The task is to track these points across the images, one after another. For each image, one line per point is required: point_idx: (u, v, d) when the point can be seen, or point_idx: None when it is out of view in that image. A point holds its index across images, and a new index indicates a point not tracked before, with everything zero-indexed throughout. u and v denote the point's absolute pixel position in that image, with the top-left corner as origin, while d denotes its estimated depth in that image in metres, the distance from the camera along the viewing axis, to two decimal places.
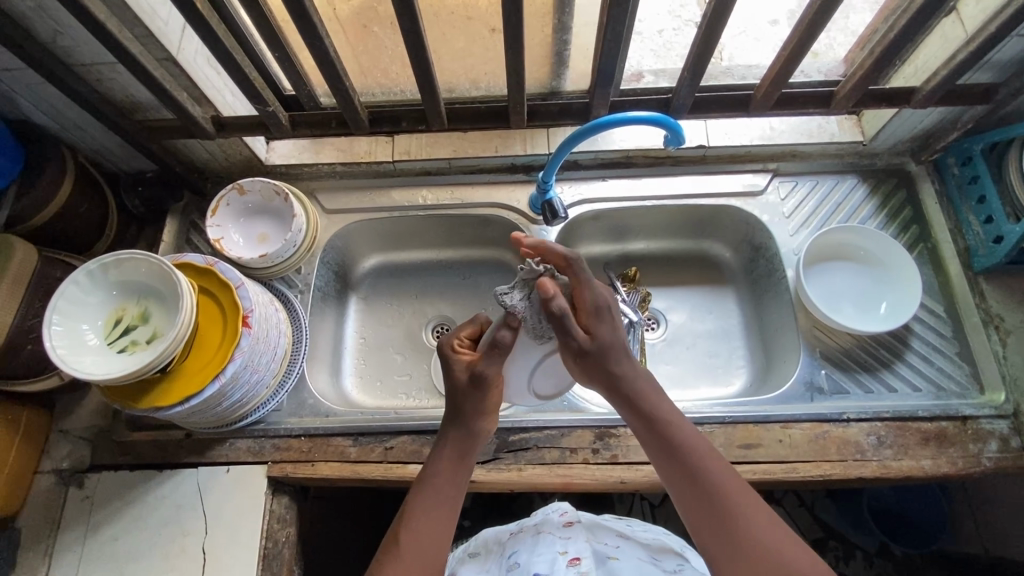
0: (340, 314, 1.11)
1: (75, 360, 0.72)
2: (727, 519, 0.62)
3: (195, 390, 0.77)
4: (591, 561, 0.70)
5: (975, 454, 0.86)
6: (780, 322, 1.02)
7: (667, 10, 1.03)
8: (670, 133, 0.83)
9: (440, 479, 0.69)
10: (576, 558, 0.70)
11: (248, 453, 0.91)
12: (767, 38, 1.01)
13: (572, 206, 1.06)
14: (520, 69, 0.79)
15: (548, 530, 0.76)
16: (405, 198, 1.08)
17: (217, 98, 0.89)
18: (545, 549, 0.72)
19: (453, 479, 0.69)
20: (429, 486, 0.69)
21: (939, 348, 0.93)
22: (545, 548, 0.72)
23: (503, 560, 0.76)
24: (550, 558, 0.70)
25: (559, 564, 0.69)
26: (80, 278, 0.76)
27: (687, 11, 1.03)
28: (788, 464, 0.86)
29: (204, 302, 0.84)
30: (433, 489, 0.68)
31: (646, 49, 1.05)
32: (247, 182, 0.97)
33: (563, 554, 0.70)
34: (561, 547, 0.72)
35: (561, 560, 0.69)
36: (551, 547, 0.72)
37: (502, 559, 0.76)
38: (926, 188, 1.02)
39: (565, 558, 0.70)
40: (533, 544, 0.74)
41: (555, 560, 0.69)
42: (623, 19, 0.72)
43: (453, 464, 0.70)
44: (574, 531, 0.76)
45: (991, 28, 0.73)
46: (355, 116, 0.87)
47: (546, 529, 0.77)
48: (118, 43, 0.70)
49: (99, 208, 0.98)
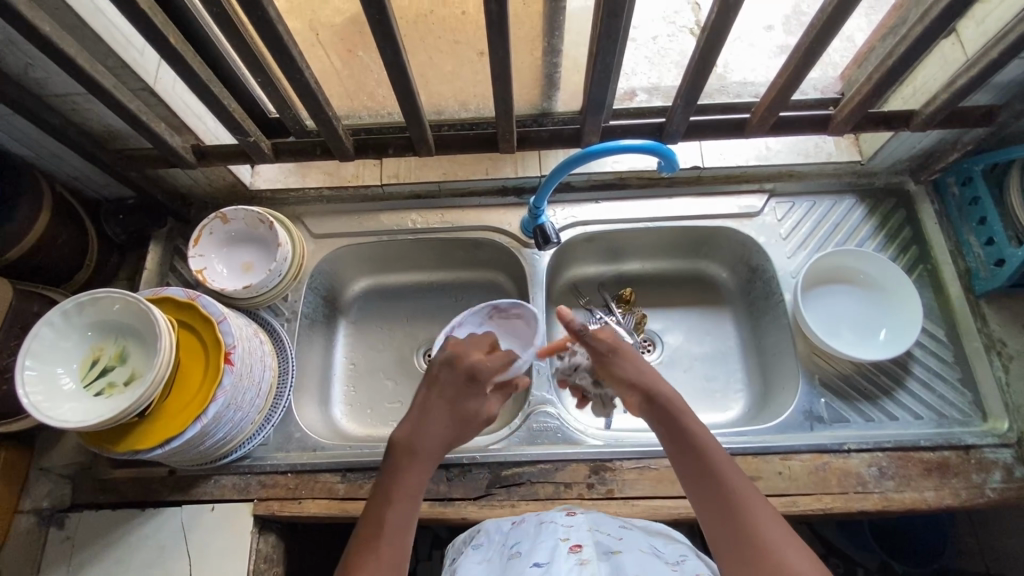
0: (329, 340, 1.09)
1: (51, 406, 0.70)
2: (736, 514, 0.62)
3: (175, 432, 0.75)
4: (591, 549, 0.67)
5: (978, 485, 0.84)
6: (778, 346, 0.99)
7: (661, 17, 1.09)
8: (663, 161, 0.81)
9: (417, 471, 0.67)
10: (577, 546, 0.68)
11: (234, 490, 0.89)
12: (761, 43, 1.03)
13: (564, 229, 1.04)
14: (507, 98, 0.76)
15: (551, 519, 0.75)
16: (394, 222, 1.06)
17: (197, 125, 0.86)
18: (546, 538, 0.71)
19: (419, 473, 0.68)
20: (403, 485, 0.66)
21: (940, 374, 0.91)
22: (547, 537, 0.71)
23: (504, 543, 0.74)
24: (551, 546, 0.68)
25: (559, 552, 0.67)
26: (55, 318, 0.73)
27: (680, 18, 1.09)
28: (788, 497, 0.83)
29: (186, 337, 0.81)
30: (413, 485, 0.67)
31: (641, 56, 1.06)
32: (230, 211, 0.94)
33: (564, 541, 0.69)
34: (563, 534, 0.71)
35: (562, 547, 0.68)
36: (552, 536, 0.71)
37: (502, 544, 0.74)
38: (925, 208, 1.00)
39: (566, 545, 0.68)
40: (536, 533, 0.72)
41: (556, 546, 0.68)
42: (613, 51, 0.68)
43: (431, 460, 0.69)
44: (576, 521, 0.74)
45: (993, 54, 0.71)
46: (339, 145, 0.84)
47: (551, 519, 0.76)
48: (91, 77, 0.67)
49: (79, 238, 0.95)
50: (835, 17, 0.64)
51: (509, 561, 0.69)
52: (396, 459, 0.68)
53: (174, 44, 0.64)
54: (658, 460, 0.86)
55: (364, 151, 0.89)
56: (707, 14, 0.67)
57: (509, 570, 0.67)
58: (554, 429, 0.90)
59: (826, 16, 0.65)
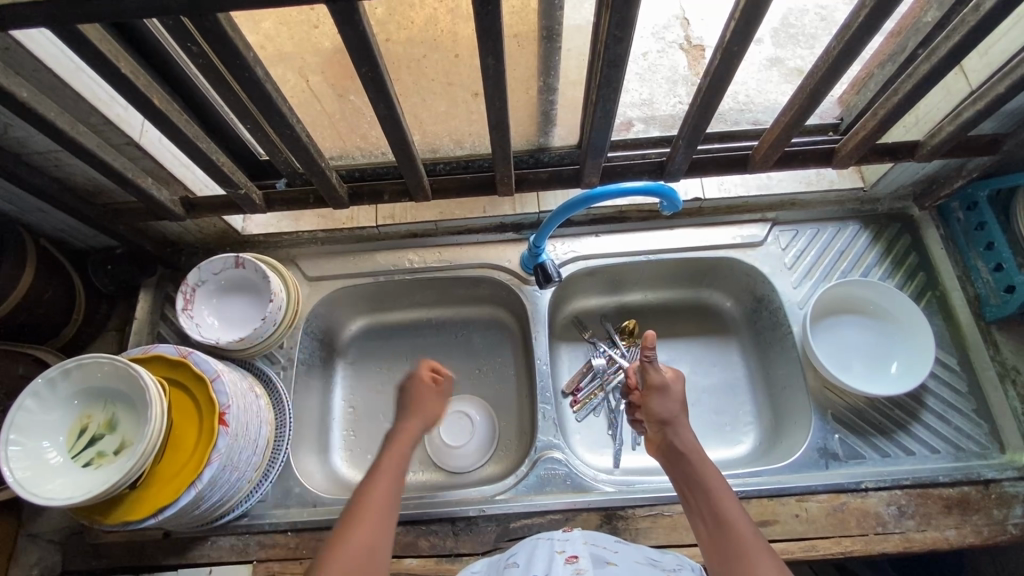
0: (327, 384, 1.06)
1: (37, 482, 0.67)
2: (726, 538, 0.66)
3: (168, 501, 0.71)
4: (588, 560, 0.65)
5: (1000, 522, 0.81)
6: (787, 378, 0.97)
7: (651, 34, 1.07)
8: (665, 201, 0.79)
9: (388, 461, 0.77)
10: (574, 556, 0.66)
11: (232, 551, 0.85)
12: (754, 56, 1.04)
13: (565, 264, 1.02)
14: (505, 145, 0.73)
15: (548, 535, 0.73)
16: (391, 261, 1.03)
17: (185, 176, 0.84)
18: (542, 551, 0.68)
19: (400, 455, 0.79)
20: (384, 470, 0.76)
21: (955, 406, 0.89)
22: (543, 551, 0.68)
23: (497, 561, 0.72)
24: (547, 557, 0.66)
25: (555, 561, 0.65)
26: (40, 388, 0.70)
27: (671, 34, 1.07)
28: (806, 542, 0.81)
29: (178, 397, 0.78)
30: (387, 474, 0.75)
31: (633, 73, 1.05)
32: (213, 261, 0.91)
33: (561, 553, 0.67)
34: (559, 546, 0.69)
35: (558, 558, 0.65)
36: (548, 548, 0.69)
37: (498, 560, 0.72)
38: (930, 233, 0.99)
39: (563, 556, 0.66)
40: (532, 547, 0.71)
41: (552, 558, 0.66)
42: (613, 99, 0.66)
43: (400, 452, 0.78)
44: (573, 534, 0.72)
45: (999, 88, 0.69)
46: (333, 195, 0.82)
47: (547, 535, 0.74)
48: (73, 139, 0.64)
49: (65, 293, 0.92)
50: (842, 57, 0.62)
51: (505, 572, 0.67)
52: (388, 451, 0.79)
53: (158, 105, 0.61)
54: (671, 506, 0.84)
55: (358, 198, 0.86)
56: (708, 62, 0.66)
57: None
58: (563, 476, 0.87)
59: (832, 58, 0.63)
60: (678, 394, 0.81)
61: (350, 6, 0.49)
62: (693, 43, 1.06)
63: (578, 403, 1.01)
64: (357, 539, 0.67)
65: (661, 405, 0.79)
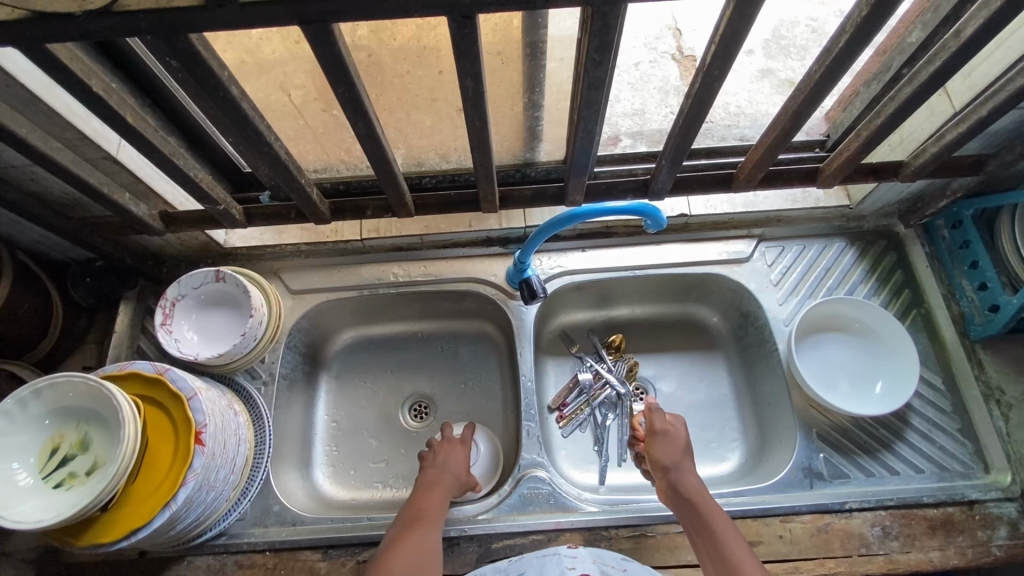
0: (310, 399, 1.04)
1: (5, 505, 0.65)
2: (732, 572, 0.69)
3: (141, 523, 0.70)
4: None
5: (984, 543, 0.81)
6: (773, 395, 0.97)
7: (643, 45, 1.07)
8: (650, 220, 0.79)
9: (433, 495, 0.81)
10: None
11: (208, 571, 0.84)
12: (745, 66, 1.04)
13: (551, 279, 1.01)
14: (486, 163, 0.72)
15: (554, 551, 0.76)
16: (375, 275, 1.03)
17: (165, 190, 0.83)
18: (553, 568, 0.73)
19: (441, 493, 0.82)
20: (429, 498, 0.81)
21: (940, 425, 0.89)
22: (554, 568, 0.73)
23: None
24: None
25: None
26: (10, 408, 0.68)
27: (662, 45, 1.07)
28: (790, 563, 0.80)
29: (154, 415, 0.77)
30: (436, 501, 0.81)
31: (624, 82, 1.05)
32: (188, 277, 0.89)
33: (572, 572, 0.73)
34: (569, 563, 0.74)
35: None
36: (559, 567, 0.74)
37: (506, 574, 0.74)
38: (915, 250, 0.99)
39: None
40: (540, 565, 0.74)
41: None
42: (594, 119, 0.66)
43: (440, 492, 0.82)
44: (579, 552, 0.76)
45: (981, 111, 0.69)
46: (314, 210, 0.81)
47: (552, 550, 0.77)
48: (45, 156, 0.63)
49: (42, 306, 0.90)
50: (824, 80, 0.62)
51: None
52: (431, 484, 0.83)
53: (132, 122, 0.60)
54: (655, 527, 0.83)
55: (341, 214, 0.85)
56: (690, 82, 0.65)
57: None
58: (546, 495, 0.86)
59: (814, 80, 0.63)
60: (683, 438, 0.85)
61: (323, 27, 0.48)
62: (685, 54, 1.06)
63: (563, 419, 1.00)
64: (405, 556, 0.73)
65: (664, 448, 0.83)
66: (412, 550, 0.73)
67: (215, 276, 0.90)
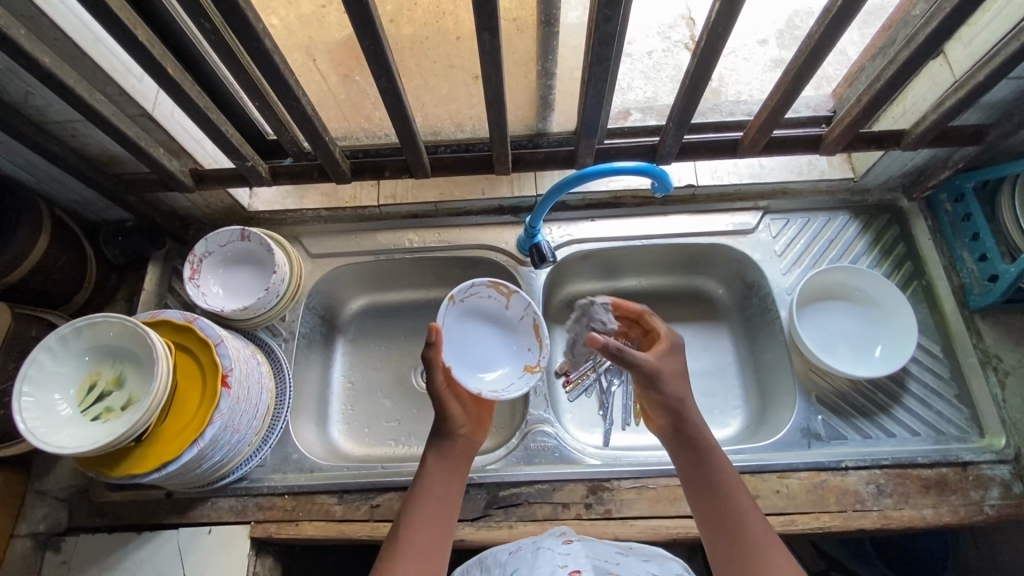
0: (327, 359, 1.09)
1: (47, 432, 0.70)
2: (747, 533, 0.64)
3: (171, 457, 0.74)
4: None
5: (976, 502, 0.83)
6: (774, 361, 1.00)
7: (656, 33, 1.10)
8: (657, 182, 0.82)
9: (434, 479, 0.72)
10: (577, 572, 0.64)
11: (231, 512, 0.89)
12: (757, 56, 1.06)
13: (560, 247, 1.04)
14: (501, 121, 0.76)
15: (548, 546, 0.72)
16: (392, 241, 1.07)
17: (195, 149, 0.87)
18: (544, 562, 0.67)
19: (446, 474, 0.73)
20: (428, 483, 0.72)
21: (937, 391, 0.91)
22: (546, 561, 0.67)
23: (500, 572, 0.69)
24: (551, 570, 0.65)
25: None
26: (52, 344, 0.73)
27: (675, 33, 1.10)
28: (786, 516, 0.83)
29: (183, 360, 0.81)
30: (438, 483, 0.72)
31: (637, 70, 1.07)
32: (213, 235, 0.94)
33: (563, 567, 0.65)
34: (561, 560, 0.67)
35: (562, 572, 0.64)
36: (550, 561, 0.67)
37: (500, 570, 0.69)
38: (918, 224, 1.01)
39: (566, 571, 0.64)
40: (533, 559, 0.68)
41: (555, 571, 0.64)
42: (604, 77, 0.69)
43: (441, 474, 0.73)
44: (573, 548, 0.72)
45: (980, 76, 0.72)
46: (336, 169, 0.85)
47: (547, 546, 0.72)
48: (91, 106, 0.68)
49: (77, 261, 0.95)
50: (824, 41, 0.65)
51: None
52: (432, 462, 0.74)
53: (172, 74, 0.65)
54: (656, 479, 0.86)
55: (361, 174, 0.89)
56: (696, 42, 0.68)
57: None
58: (551, 449, 0.90)
59: (815, 40, 0.66)
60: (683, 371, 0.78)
61: None
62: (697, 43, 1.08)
63: (570, 383, 1.04)
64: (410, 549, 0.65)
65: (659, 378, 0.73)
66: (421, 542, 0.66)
67: (239, 234, 0.95)
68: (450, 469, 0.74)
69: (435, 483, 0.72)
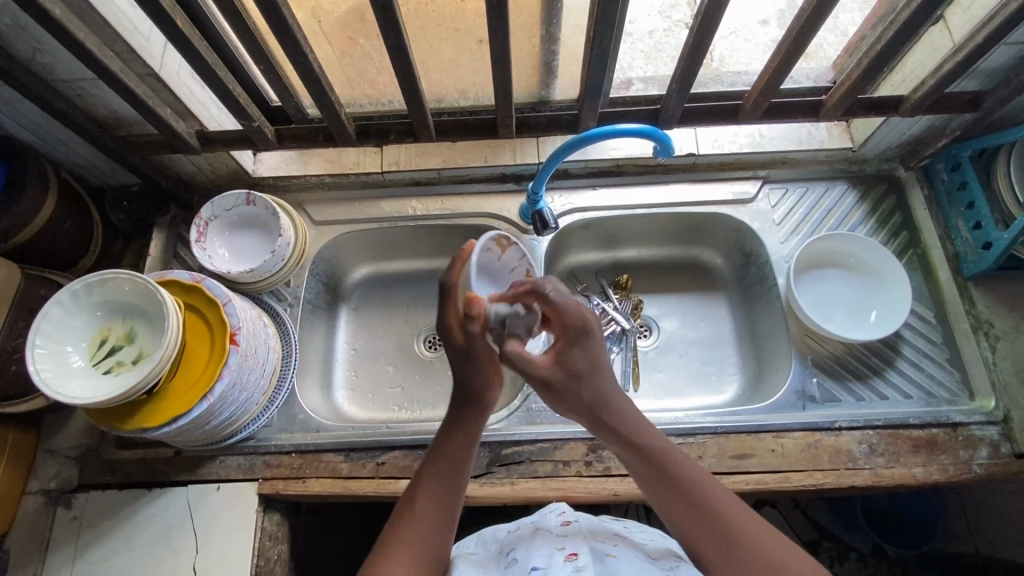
0: (331, 327, 1.10)
1: (60, 383, 0.71)
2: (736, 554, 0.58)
3: (182, 411, 0.76)
4: (588, 557, 0.61)
5: (965, 461, 0.86)
6: (772, 328, 1.02)
7: (656, 12, 1.06)
8: (659, 145, 0.83)
9: (439, 466, 0.66)
10: (574, 554, 0.62)
11: (239, 470, 0.90)
12: (757, 38, 1.03)
13: (562, 215, 1.05)
14: (506, 82, 0.77)
15: (547, 528, 0.68)
16: (395, 209, 1.08)
17: (201, 111, 0.88)
18: (541, 545, 0.64)
19: (460, 449, 0.66)
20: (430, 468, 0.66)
21: (930, 355, 0.94)
22: (542, 544, 0.64)
23: (498, 557, 0.67)
24: (546, 552, 0.62)
25: (555, 559, 0.60)
26: (63, 299, 0.74)
27: (676, 13, 1.06)
28: (780, 474, 0.86)
29: (192, 319, 0.83)
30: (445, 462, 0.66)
31: (636, 51, 1.05)
32: (219, 198, 0.95)
33: (560, 550, 0.62)
34: (558, 543, 0.64)
35: (558, 556, 0.61)
36: (548, 543, 0.64)
37: (500, 555, 0.67)
38: (915, 194, 1.03)
39: (562, 553, 0.61)
40: (531, 541, 0.66)
41: (551, 555, 0.61)
42: (610, 34, 0.70)
43: (448, 459, 0.66)
44: (572, 530, 0.68)
45: (978, 39, 0.73)
46: (341, 129, 0.86)
47: (545, 527, 0.69)
48: (100, 61, 0.68)
49: (84, 225, 0.96)
50: None
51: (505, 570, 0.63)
52: (443, 438, 0.67)
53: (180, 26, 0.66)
54: None
55: (365, 137, 0.91)
56: (699, 3, 0.70)
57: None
58: (552, 410, 0.92)
59: None
60: (598, 360, 0.65)
61: None
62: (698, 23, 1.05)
63: None
64: (400, 555, 0.61)
65: (566, 387, 0.65)
66: (415, 548, 0.62)
67: (243, 197, 0.96)
68: (461, 447, 0.67)
69: (441, 465, 0.66)
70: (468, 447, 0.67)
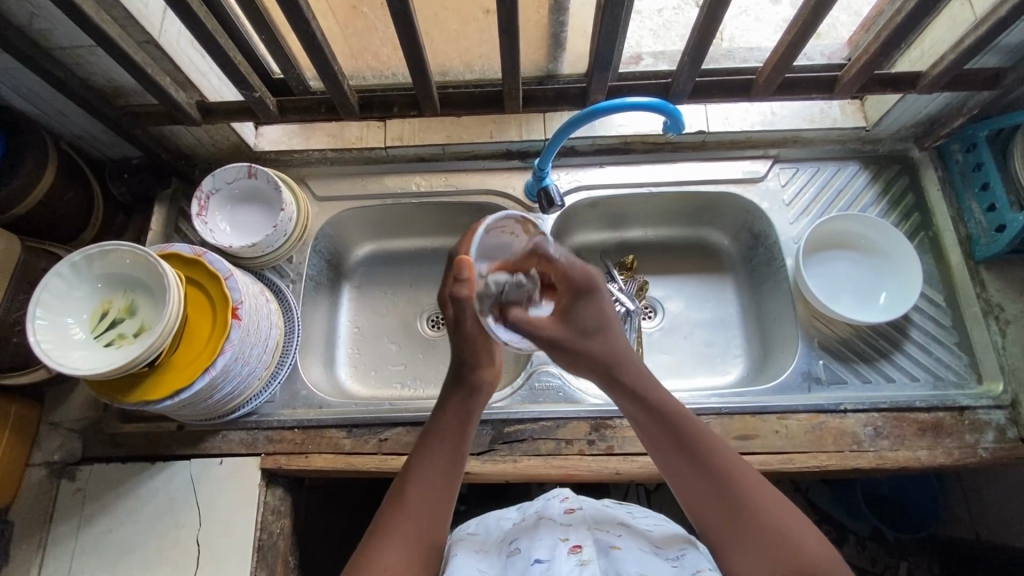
0: (333, 304, 1.09)
1: (61, 355, 0.71)
2: (748, 528, 0.60)
3: (184, 384, 0.75)
4: (593, 549, 0.61)
5: (971, 445, 0.85)
6: (778, 310, 1.00)
7: None
8: (669, 120, 0.81)
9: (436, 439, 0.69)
10: (578, 546, 0.61)
11: (242, 444, 0.90)
12: (768, 17, 0.99)
13: (568, 193, 1.04)
14: (513, 54, 0.75)
15: (550, 515, 0.68)
16: (399, 185, 1.06)
17: (201, 81, 0.86)
18: (545, 534, 0.64)
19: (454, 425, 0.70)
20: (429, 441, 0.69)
21: (937, 338, 0.93)
22: (546, 533, 0.64)
23: (501, 544, 0.67)
24: (550, 543, 0.61)
25: (559, 551, 0.60)
26: (64, 271, 0.74)
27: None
28: (783, 455, 0.85)
29: (193, 293, 0.82)
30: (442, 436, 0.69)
31: (646, 29, 1.01)
32: (222, 171, 0.94)
33: (564, 541, 0.62)
34: (563, 533, 0.64)
35: (562, 547, 0.61)
36: (551, 533, 0.64)
37: (503, 542, 0.67)
38: (928, 174, 1.01)
39: (567, 545, 0.61)
40: (534, 529, 0.66)
41: (556, 546, 0.61)
42: (622, 2, 0.68)
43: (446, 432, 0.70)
44: (575, 517, 0.68)
45: (1002, 12, 0.71)
46: (344, 101, 0.84)
47: (548, 513, 0.69)
48: (98, 27, 0.67)
49: (84, 197, 0.95)
50: None
51: (507, 560, 0.63)
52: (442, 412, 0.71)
53: None
54: None
55: (368, 109, 0.89)
56: None
57: (508, 570, 0.61)
58: (555, 388, 0.92)
59: None
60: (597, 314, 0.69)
61: None
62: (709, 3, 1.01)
63: None
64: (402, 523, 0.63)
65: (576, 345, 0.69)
66: (417, 515, 0.63)
67: (246, 171, 0.94)
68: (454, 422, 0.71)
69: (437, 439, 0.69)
70: (463, 424, 0.71)
